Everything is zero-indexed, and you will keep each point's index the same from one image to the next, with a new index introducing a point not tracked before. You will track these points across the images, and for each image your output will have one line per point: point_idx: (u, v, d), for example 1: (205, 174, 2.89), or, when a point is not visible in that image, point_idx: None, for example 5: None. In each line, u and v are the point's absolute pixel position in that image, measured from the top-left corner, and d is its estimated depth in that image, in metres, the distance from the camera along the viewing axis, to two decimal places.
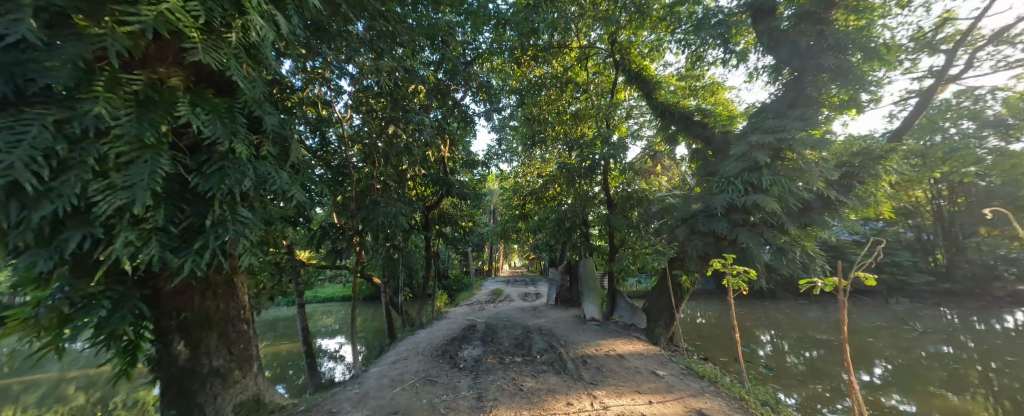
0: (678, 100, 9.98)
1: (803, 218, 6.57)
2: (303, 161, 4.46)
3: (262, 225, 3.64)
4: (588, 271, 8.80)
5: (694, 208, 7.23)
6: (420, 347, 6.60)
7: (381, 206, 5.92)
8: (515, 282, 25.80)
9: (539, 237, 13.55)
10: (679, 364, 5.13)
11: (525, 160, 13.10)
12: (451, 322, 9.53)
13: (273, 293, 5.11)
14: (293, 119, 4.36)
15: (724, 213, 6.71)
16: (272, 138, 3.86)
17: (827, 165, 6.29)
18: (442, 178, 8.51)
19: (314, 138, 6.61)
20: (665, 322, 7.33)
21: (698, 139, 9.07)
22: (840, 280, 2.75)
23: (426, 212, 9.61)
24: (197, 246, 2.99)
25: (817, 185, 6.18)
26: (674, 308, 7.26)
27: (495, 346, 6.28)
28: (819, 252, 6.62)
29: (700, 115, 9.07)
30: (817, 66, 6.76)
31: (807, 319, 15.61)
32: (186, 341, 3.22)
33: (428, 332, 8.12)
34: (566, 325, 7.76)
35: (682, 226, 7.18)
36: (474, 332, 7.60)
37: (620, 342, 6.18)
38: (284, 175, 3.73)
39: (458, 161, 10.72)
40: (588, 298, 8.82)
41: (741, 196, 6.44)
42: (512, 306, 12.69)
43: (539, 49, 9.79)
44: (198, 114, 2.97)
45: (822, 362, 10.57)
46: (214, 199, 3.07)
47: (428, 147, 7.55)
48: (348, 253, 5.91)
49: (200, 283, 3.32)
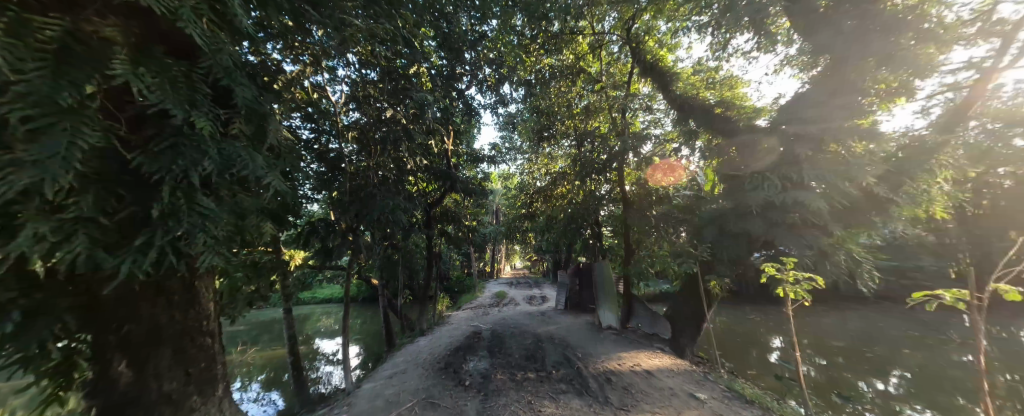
0: (698, 93, 9.48)
1: (848, 218, 5.91)
2: (286, 146, 3.84)
3: (231, 218, 3.04)
4: (603, 276, 8.10)
5: (722, 207, 6.59)
6: (420, 357, 6.00)
7: (379, 200, 5.33)
8: (519, 284, 25.31)
9: (546, 237, 12.94)
10: (719, 385, 4.51)
11: (532, 156, 12.58)
12: (453, 328, 8.88)
13: (254, 297, 4.49)
14: (273, 97, 3.74)
15: (759, 212, 6.05)
16: (245, 115, 3.23)
17: (876, 159, 5.65)
18: (445, 172, 8.05)
19: (305, 127, 5.98)
20: (691, 332, 6.65)
21: (721, 133, 8.43)
22: (969, 293, 2.22)
23: (428, 210, 8.99)
24: (139, 244, 2.36)
25: (867, 182, 5.54)
26: (702, 317, 6.58)
27: (504, 358, 5.67)
28: (866, 256, 5.97)
29: (722, 108, 8.56)
30: (862, 50, 6.13)
31: (826, 325, 14.91)
32: (130, 361, 2.56)
33: (428, 340, 7.46)
34: (581, 334, 7.09)
35: (710, 226, 6.55)
36: (480, 340, 6.96)
37: (643, 355, 5.53)
38: (258, 158, 3.10)
39: (463, 156, 10.12)
40: (604, 305, 8.13)
41: (778, 193, 5.78)
42: (518, 310, 12.08)
43: (550, 36, 9.19)
44: (143, 76, 2.35)
45: (850, 371, 9.92)
46: (164, 184, 2.44)
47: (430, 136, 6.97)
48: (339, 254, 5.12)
49: (151, 288, 2.68)
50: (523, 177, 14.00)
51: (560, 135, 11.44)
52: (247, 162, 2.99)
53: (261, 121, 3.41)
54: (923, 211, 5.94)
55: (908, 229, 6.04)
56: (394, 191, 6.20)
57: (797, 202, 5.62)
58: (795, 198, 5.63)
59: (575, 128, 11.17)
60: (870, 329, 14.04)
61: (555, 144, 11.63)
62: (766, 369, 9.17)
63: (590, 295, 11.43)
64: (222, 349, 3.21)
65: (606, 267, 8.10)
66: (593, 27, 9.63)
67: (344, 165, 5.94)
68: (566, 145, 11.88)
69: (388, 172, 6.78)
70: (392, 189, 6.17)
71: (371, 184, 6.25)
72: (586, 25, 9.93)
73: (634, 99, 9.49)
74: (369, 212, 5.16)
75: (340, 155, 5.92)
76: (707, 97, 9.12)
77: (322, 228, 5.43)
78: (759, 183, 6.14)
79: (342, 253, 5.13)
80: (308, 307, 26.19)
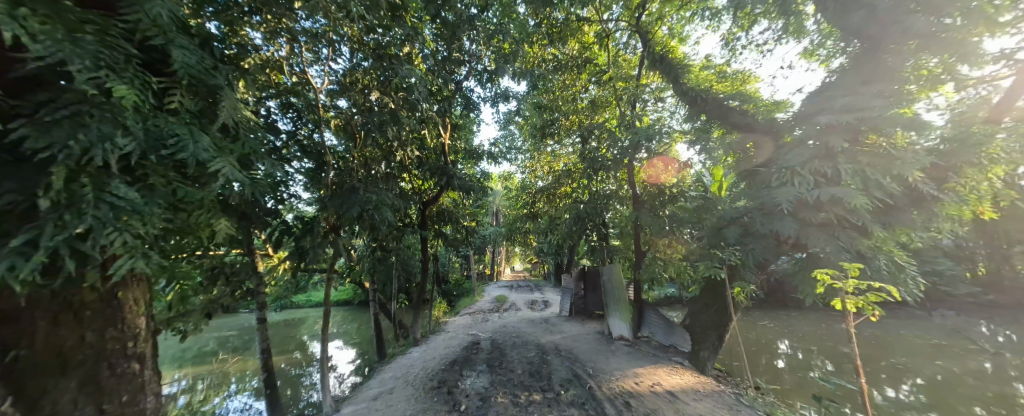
0: (711, 84, 9.00)
1: (889, 217, 5.30)
2: (249, 129, 3.26)
3: (163, 213, 2.43)
4: (614, 279, 7.52)
5: (746, 205, 5.96)
6: (412, 374, 5.35)
7: (361, 194, 4.70)
8: (520, 287, 24.70)
9: (549, 239, 12.31)
10: (756, 410, 3.89)
11: (535, 154, 12.06)
12: (450, 337, 8.22)
13: (214, 308, 3.86)
14: (229, 69, 3.15)
15: (790, 211, 5.40)
16: (188, 87, 2.65)
17: (922, 152, 5.03)
18: (441, 167, 7.45)
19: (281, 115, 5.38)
20: (714, 343, 6.00)
21: (738, 127, 7.90)
22: None
23: (423, 208, 8.39)
24: (19, 243, 1.77)
25: (912, 177, 4.92)
26: (724, 327, 5.95)
27: (505, 375, 5.05)
28: (909, 260, 5.35)
29: (738, 101, 8.06)
30: (901, 31, 5.54)
31: (840, 331, 14.26)
32: (14, 398, 1.91)
33: (421, 351, 6.81)
34: (589, 345, 6.47)
35: (733, 226, 5.93)
36: (478, 353, 6.32)
37: (663, 372, 4.94)
38: (202, 138, 2.52)
39: (462, 152, 9.45)
40: (614, 312, 7.46)
41: (812, 190, 5.17)
42: (520, 317, 11.41)
43: (554, 25, 8.66)
44: (25, 19, 1.80)
45: (873, 378, 9.31)
46: (56, 163, 1.85)
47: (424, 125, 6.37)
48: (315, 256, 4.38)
49: (49, 302, 2.08)
50: (525, 176, 13.42)
51: (564, 133, 11.00)
52: (187, 141, 2.39)
53: (211, 96, 2.82)
54: (971, 210, 5.33)
55: (956, 230, 5.41)
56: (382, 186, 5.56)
57: (834, 200, 5.01)
58: (833, 195, 5.00)
59: (579, 125, 10.62)
60: (887, 335, 13.43)
61: (559, 141, 11.11)
62: (787, 380, 8.54)
63: (596, 300, 10.79)
64: (156, 376, 2.59)
65: (617, 270, 7.54)
66: (599, 16, 9.09)
67: (326, 157, 5.31)
68: (569, 142, 11.32)
69: (376, 166, 6.14)
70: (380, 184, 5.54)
71: (356, 177, 5.64)
72: (592, 14, 9.41)
73: (644, 91, 8.96)
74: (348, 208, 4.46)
75: (322, 146, 5.31)
76: (721, 90, 8.64)
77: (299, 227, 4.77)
78: (788, 180, 5.53)
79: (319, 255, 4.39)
80: (303, 310, 25.50)
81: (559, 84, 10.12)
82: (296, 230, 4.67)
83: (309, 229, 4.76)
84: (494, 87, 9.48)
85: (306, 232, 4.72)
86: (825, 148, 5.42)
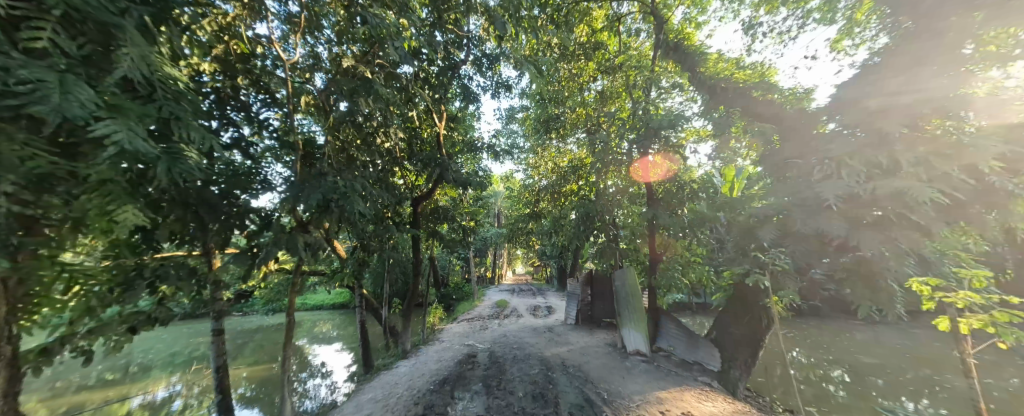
0: (730, 73, 8.28)
1: (954, 214, 4.50)
2: (178, 93, 2.54)
3: (6, 190, 1.73)
4: (627, 284, 6.76)
5: (782, 202, 5.21)
6: (393, 397, 4.60)
7: (329, 179, 3.92)
8: (523, 291, 24.13)
9: (552, 242, 11.56)
10: None
11: (539, 149, 11.35)
12: (445, 349, 7.47)
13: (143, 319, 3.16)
14: (148, 12, 2.42)
15: (837, 207, 4.64)
16: (63, 22, 1.94)
17: (999, 139, 4.24)
18: (435, 158, 6.75)
19: (247, 95, 4.69)
20: (747, 360, 5.27)
21: (763, 117, 7.15)
22: None
23: (415, 204, 7.68)
24: None
25: (988, 167, 4.14)
26: (760, 343, 5.20)
27: (504, 399, 4.31)
28: (979, 265, 4.52)
29: (761, 91, 7.37)
30: None
31: (864, 340, 13.34)
32: None
33: (410, 365, 6.06)
34: (601, 360, 5.71)
35: (767, 225, 5.18)
36: (473, 369, 5.56)
37: (691, 399, 4.23)
38: (81, 88, 1.82)
39: (460, 145, 8.74)
40: (628, 323, 6.65)
41: (863, 182, 4.43)
42: (522, 324, 10.61)
43: (561, 7, 7.97)
44: None
45: (908, 391, 8.48)
46: None
47: (410, 100, 5.59)
48: (271, 252, 3.59)
49: None
50: (529, 174, 12.67)
51: (569, 127, 10.32)
52: (48, 91, 1.71)
53: (111, 40, 2.11)
54: None
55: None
56: (361, 175, 4.79)
57: (895, 194, 4.24)
58: (893, 188, 4.23)
59: (586, 119, 9.92)
60: (913, 344, 12.57)
61: (565, 135, 10.41)
62: (816, 395, 7.72)
63: (604, 307, 9.99)
64: None
65: (631, 274, 6.78)
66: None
67: (295, 141, 4.56)
68: (575, 138, 10.62)
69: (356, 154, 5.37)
70: (357, 172, 4.78)
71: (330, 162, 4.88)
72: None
73: (657, 79, 8.26)
74: (308, 196, 3.68)
75: (292, 129, 4.58)
76: (742, 78, 7.90)
77: (258, 222, 4.01)
78: (834, 171, 4.77)
79: (277, 249, 3.60)
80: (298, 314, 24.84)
81: (566, 73, 9.42)
82: (252, 224, 3.91)
83: (268, 225, 4.00)
84: (494, 76, 8.81)
85: (264, 227, 3.97)
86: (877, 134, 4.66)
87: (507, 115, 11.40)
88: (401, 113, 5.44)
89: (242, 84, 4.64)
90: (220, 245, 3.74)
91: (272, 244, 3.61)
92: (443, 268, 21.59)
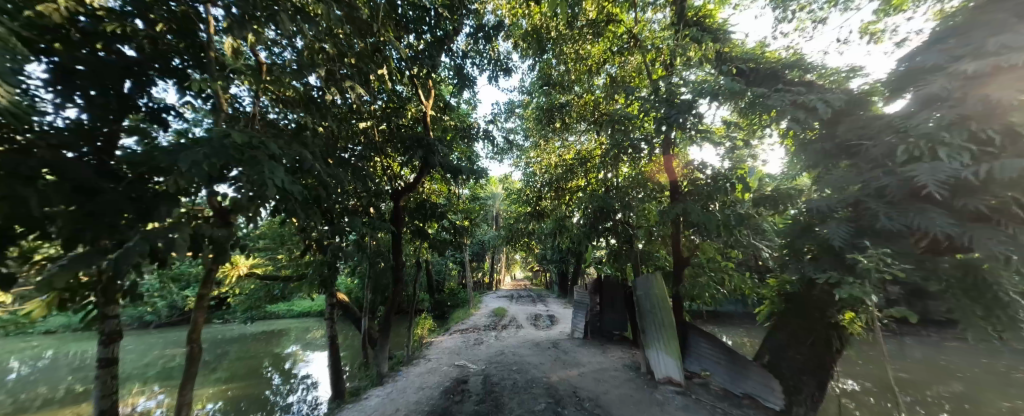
0: (762, 52, 7.22)
1: None
2: None
3: None
4: (654, 295, 5.76)
5: (853, 192, 4.10)
6: None
7: (248, 141, 2.72)
8: (523, 298, 23.02)
9: (555, 244, 10.50)
10: None
11: (540, 141, 10.36)
12: (431, 371, 6.36)
13: None
14: None
15: (937, 198, 3.53)
16: None
17: None
18: (420, 139, 5.82)
19: (179, 59, 3.72)
20: (814, 393, 4.28)
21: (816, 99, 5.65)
22: None
23: (398, 197, 6.67)
24: None
25: None
26: (831, 373, 4.18)
27: None
28: None
29: (799, 70, 6.29)
30: None
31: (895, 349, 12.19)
32: None
33: (384, 398, 4.95)
34: (622, 390, 4.73)
35: (836, 222, 4.07)
36: (461, 402, 4.59)
37: None
38: None
39: (452, 131, 7.68)
40: (657, 344, 5.58)
41: (974, 164, 3.33)
42: (523, 338, 9.52)
43: None
44: None
45: (969, 410, 7.36)
46: None
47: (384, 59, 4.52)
48: (132, 253, 2.17)
49: None
50: (529, 171, 11.64)
51: (575, 117, 9.31)
52: None
53: None
54: None
55: None
56: (306, 147, 3.61)
57: (1021, 177, 3.16)
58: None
59: (594, 107, 8.92)
60: (949, 353, 11.47)
61: (572, 125, 9.45)
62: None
63: (615, 318, 8.90)
64: None
65: (657, 283, 5.80)
66: None
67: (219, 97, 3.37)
68: (581, 130, 9.68)
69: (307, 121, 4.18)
70: (305, 144, 3.62)
71: (274, 131, 3.72)
72: None
73: (679, 59, 7.27)
74: (176, 155, 2.35)
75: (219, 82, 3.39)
76: (775, 57, 6.84)
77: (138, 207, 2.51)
78: (927, 152, 3.67)
79: (146, 246, 2.22)
80: (286, 321, 23.70)
81: (573, 54, 8.44)
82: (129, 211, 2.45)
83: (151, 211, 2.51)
84: (491, 55, 7.77)
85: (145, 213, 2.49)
86: (986, 101, 3.55)
87: (506, 106, 10.39)
88: (366, 72, 4.28)
89: (168, 37, 3.71)
90: (66, 242, 2.28)
91: (140, 238, 2.23)
92: (439, 272, 20.49)
